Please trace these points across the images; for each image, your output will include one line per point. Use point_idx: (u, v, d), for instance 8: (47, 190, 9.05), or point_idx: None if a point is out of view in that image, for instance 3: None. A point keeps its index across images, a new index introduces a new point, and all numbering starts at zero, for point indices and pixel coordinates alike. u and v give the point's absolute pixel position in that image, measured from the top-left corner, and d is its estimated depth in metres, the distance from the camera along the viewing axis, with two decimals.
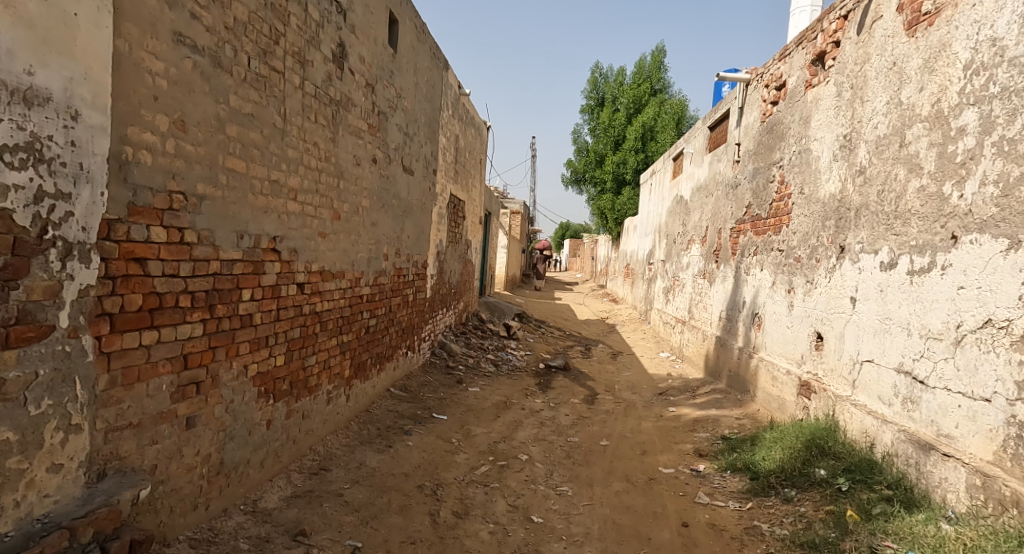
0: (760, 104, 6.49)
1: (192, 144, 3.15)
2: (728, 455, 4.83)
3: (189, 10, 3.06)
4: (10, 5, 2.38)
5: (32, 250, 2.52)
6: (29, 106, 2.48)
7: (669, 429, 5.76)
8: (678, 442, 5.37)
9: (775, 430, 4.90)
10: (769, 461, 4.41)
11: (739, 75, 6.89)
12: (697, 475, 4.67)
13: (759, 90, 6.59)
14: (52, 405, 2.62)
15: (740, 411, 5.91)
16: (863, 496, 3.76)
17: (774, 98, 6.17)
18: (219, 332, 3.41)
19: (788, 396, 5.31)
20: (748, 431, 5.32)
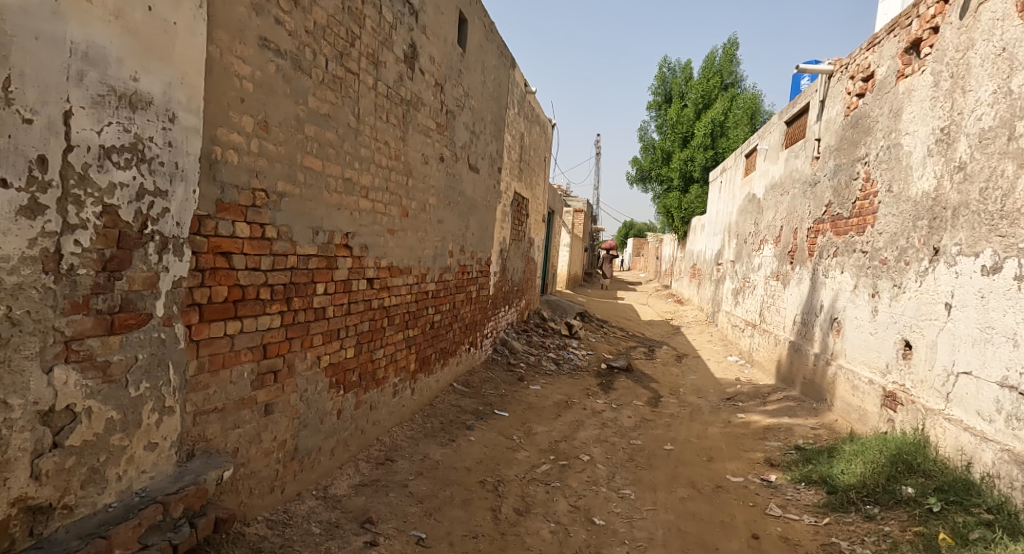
0: (844, 97, 6.26)
1: (274, 144, 3.32)
2: (802, 467, 4.69)
3: (274, 15, 3.23)
4: (119, 15, 2.56)
5: (133, 243, 2.69)
6: (134, 109, 2.65)
7: (737, 435, 5.63)
8: (747, 450, 5.24)
9: (855, 443, 4.72)
10: (848, 475, 4.27)
11: (821, 66, 6.64)
12: (768, 485, 4.55)
13: (843, 83, 6.34)
14: (149, 387, 2.80)
15: (816, 420, 5.70)
16: (957, 518, 3.61)
17: (859, 90, 5.93)
18: (296, 323, 3.58)
19: (870, 407, 5.11)
20: (823, 442, 5.15)
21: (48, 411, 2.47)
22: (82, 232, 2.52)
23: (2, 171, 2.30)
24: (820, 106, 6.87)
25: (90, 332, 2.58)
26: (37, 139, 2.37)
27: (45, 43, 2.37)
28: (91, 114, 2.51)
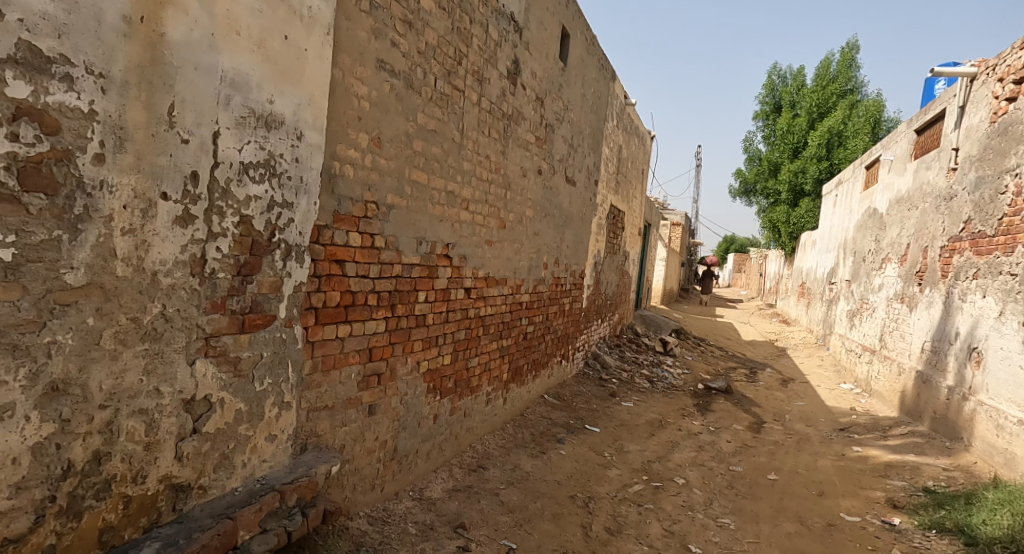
0: (990, 101, 5.83)
1: (386, 158, 3.47)
2: (933, 512, 4.38)
3: (390, 38, 3.40)
4: (261, 45, 2.62)
5: (263, 249, 2.73)
6: (268, 128, 2.71)
7: (853, 471, 5.32)
8: (866, 488, 4.95)
9: (999, 490, 4.34)
10: (992, 527, 3.94)
11: (962, 68, 6.23)
12: (891, 528, 4.29)
13: (989, 86, 5.90)
14: (271, 383, 2.86)
15: (949, 461, 5.31)
16: None
17: (1010, 93, 5.50)
18: (399, 329, 3.74)
19: (1018, 450, 4.69)
20: (958, 486, 4.77)
21: (191, 399, 2.49)
22: (223, 240, 2.55)
23: (163, 186, 2.31)
24: (959, 112, 6.43)
25: (225, 330, 2.60)
26: (193, 157, 2.39)
27: (203, 71, 2.39)
28: (235, 133, 2.56)
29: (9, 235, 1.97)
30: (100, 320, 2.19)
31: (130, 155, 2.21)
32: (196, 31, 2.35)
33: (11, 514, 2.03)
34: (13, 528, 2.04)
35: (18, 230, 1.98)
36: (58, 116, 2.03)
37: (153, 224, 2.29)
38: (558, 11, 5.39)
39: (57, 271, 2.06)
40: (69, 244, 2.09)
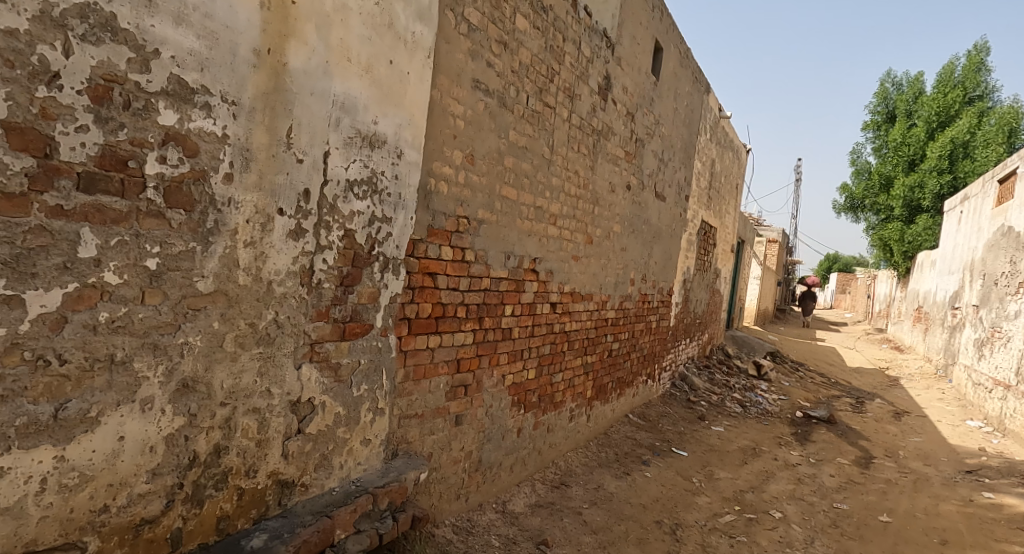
0: None
1: (478, 175, 3.57)
2: None
3: (486, 59, 3.51)
4: (368, 70, 2.77)
5: (364, 262, 2.86)
6: (372, 147, 2.84)
7: (982, 519, 4.89)
8: (1000, 540, 4.54)
9: None
10: None
11: None
12: None
13: None
14: (366, 389, 2.98)
15: None
16: None
17: None
18: (485, 342, 3.81)
19: None
20: None
21: (297, 401, 2.64)
22: (328, 252, 2.69)
23: (279, 202, 2.45)
24: None
25: (328, 337, 2.75)
26: (305, 176, 2.54)
27: (317, 96, 2.54)
28: (343, 152, 2.70)
29: (155, 246, 2.08)
30: (224, 324, 2.32)
31: (254, 175, 2.35)
32: (312, 60, 2.50)
33: (147, 497, 2.16)
34: (149, 510, 2.16)
35: (162, 242, 2.10)
36: (198, 140, 2.16)
37: (271, 237, 2.43)
38: (650, 26, 5.39)
39: (190, 280, 2.18)
40: (202, 254, 2.21)
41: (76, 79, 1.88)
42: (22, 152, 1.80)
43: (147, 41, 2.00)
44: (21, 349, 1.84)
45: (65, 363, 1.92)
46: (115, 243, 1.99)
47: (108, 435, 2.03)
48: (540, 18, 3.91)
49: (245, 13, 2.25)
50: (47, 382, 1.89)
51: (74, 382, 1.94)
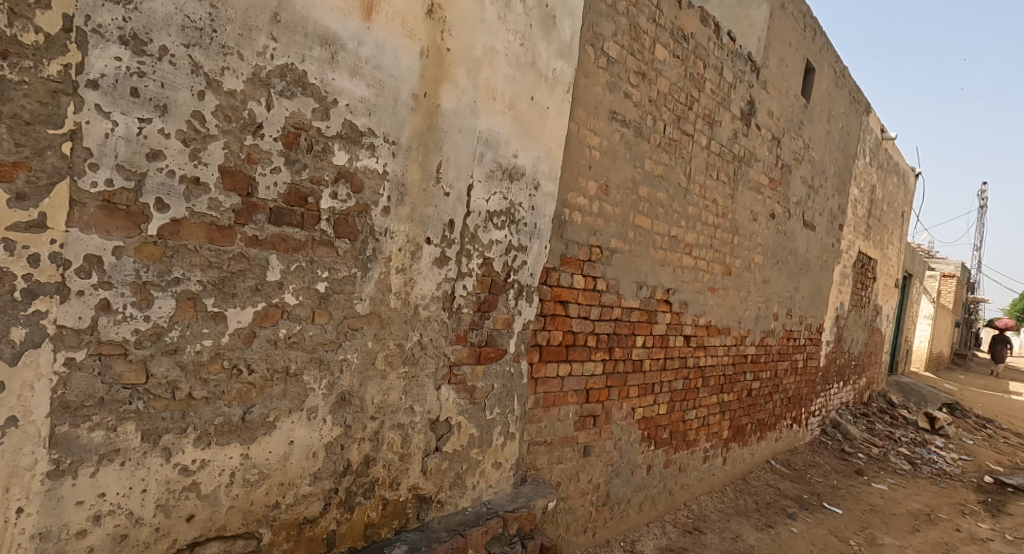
0: None
1: (612, 205, 3.60)
2: None
3: (624, 90, 3.56)
4: (512, 106, 2.92)
5: (500, 288, 2.99)
6: (511, 180, 2.97)
7: None
8: None
9: None
10: None
11: None
12: None
13: None
14: (499, 413, 3.07)
15: None
16: None
17: None
18: (616, 373, 3.78)
19: None
20: None
21: (435, 419, 2.79)
22: (468, 279, 2.84)
23: (427, 232, 2.64)
24: None
25: (465, 360, 2.88)
26: (451, 207, 2.72)
27: (464, 133, 2.72)
28: (484, 185, 2.85)
29: (324, 271, 2.31)
30: (377, 344, 2.52)
31: (407, 207, 2.55)
32: (462, 100, 2.69)
33: (309, 498, 2.37)
34: (310, 510, 2.38)
35: (330, 267, 2.33)
36: (363, 177, 2.39)
37: (418, 264, 2.62)
38: (800, 47, 5.19)
39: (351, 302, 2.40)
40: (361, 279, 2.43)
41: (273, 128, 2.13)
42: (231, 192, 2.06)
43: (328, 93, 2.25)
44: (223, 357, 2.08)
45: (252, 372, 2.16)
46: (295, 268, 2.23)
47: (280, 439, 2.26)
48: (680, 46, 3.91)
49: (406, 61, 2.47)
50: (238, 388, 2.13)
51: (258, 389, 2.18)
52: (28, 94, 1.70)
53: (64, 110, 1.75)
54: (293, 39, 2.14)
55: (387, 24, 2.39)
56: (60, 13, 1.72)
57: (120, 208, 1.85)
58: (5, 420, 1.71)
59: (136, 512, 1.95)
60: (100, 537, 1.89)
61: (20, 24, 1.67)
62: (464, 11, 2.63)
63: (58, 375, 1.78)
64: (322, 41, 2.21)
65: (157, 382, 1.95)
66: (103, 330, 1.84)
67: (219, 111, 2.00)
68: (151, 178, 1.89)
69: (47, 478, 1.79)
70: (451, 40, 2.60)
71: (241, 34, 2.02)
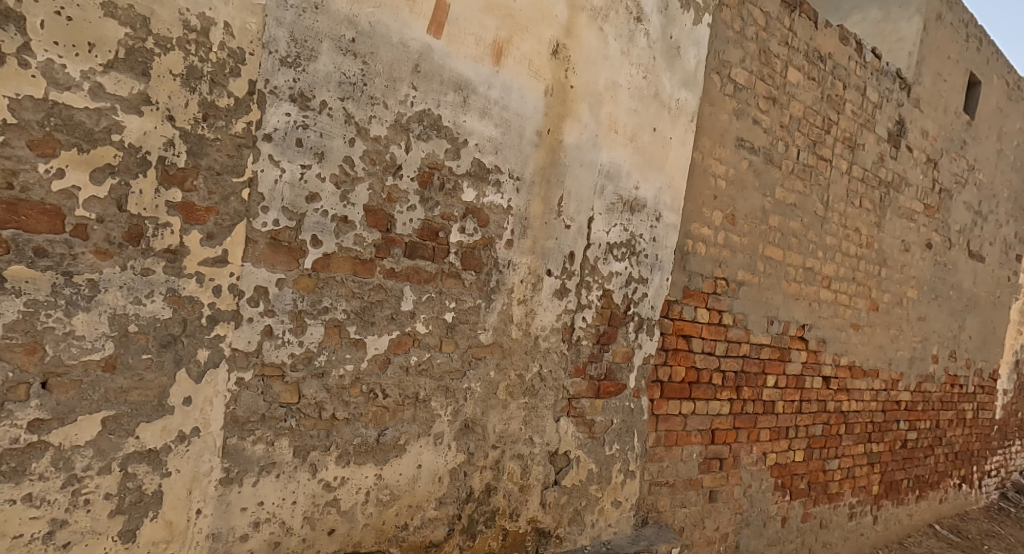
0: None
1: (738, 235, 3.48)
2: None
3: (752, 116, 3.46)
4: (634, 139, 2.92)
5: (619, 320, 2.97)
6: (632, 212, 2.96)
7: None
8: None
9: None
10: None
11: None
12: None
13: None
14: (618, 449, 3.02)
15: None
16: None
17: None
18: (744, 414, 3.60)
19: None
20: None
21: (554, 452, 2.79)
22: (588, 311, 2.85)
23: (548, 264, 2.68)
24: None
25: (584, 393, 2.87)
26: (572, 240, 2.75)
27: (586, 167, 2.76)
28: (605, 218, 2.86)
29: (452, 301, 2.42)
30: (499, 374, 2.58)
31: (529, 240, 2.62)
32: (584, 135, 2.74)
33: (435, 522, 2.45)
34: (435, 534, 2.45)
35: (457, 298, 2.43)
36: (489, 213, 2.49)
37: (539, 296, 2.67)
38: (960, 59, 4.80)
39: (475, 331, 2.49)
40: (485, 309, 2.51)
41: (411, 169, 2.28)
42: (373, 228, 2.22)
43: (460, 134, 2.38)
44: (362, 382, 2.23)
45: (387, 396, 2.29)
46: (426, 299, 2.35)
47: (410, 462, 2.36)
48: (816, 67, 3.75)
49: (532, 100, 2.57)
50: (374, 411, 2.26)
51: (391, 413, 2.30)
52: (220, 149, 1.93)
53: (245, 162, 1.97)
54: (430, 87, 2.30)
55: (516, 66, 2.50)
56: (246, 79, 1.95)
57: (283, 245, 2.05)
58: (190, 429, 1.92)
59: (288, 522, 2.11)
60: (258, 543, 2.06)
61: (217, 90, 1.91)
62: (588, 49, 2.70)
63: (230, 392, 1.98)
64: (456, 86, 2.36)
65: (307, 402, 2.12)
66: (267, 353, 2.04)
67: (366, 155, 2.18)
68: (309, 217, 2.09)
69: (220, 485, 1.98)
70: (575, 78, 2.68)
71: (386, 85, 2.20)
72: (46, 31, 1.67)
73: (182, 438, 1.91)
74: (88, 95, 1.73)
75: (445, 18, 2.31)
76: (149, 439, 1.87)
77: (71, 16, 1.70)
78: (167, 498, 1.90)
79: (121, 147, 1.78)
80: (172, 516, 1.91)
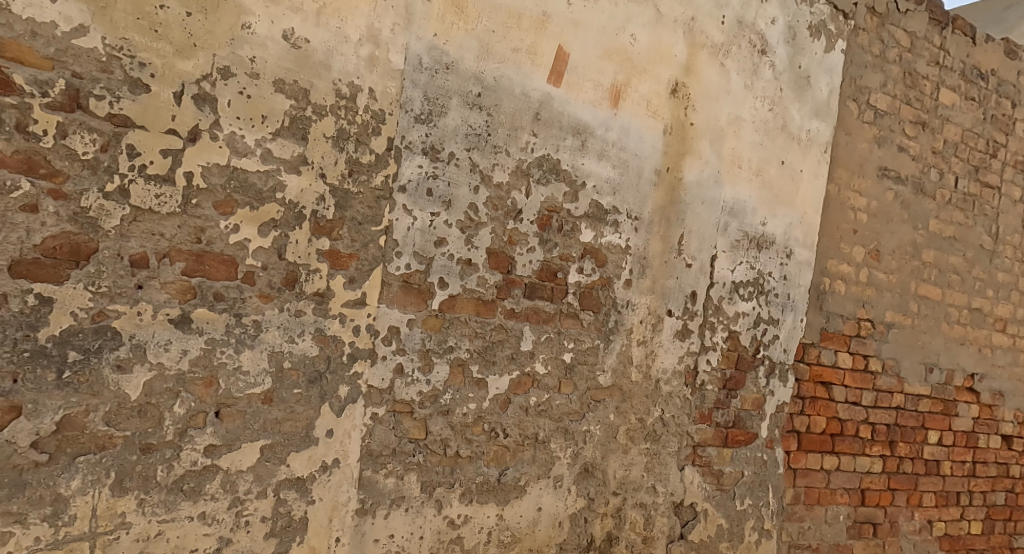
0: None
1: (884, 272, 3.15)
2: None
3: (897, 143, 3.18)
4: (760, 173, 2.79)
5: (748, 365, 2.78)
6: (760, 248, 2.80)
7: None
8: None
9: None
10: None
11: None
12: None
13: None
14: (750, 504, 2.78)
15: None
16: None
17: None
18: (901, 474, 3.18)
19: None
20: None
21: (679, 503, 2.64)
22: (712, 353, 2.70)
23: (669, 303, 2.60)
24: None
25: (710, 441, 2.70)
26: (693, 279, 2.65)
27: (707, 204, 2.67)
28: (729, 255, 2.73)
29: (570, 342, 2.41)
30: (618, 417, 2.51)
31: (649, 279, 2.56)
32: (705, 171, 2.66)
33: None
34: None
35: (575, 339, 2.42)
36: (607, 253, 2.48)
37: (659, 337, 2.59)
38: None
39: (594, 373, 2.46)
40: (603, 350, 2.48)
41: (531, 213, 2.34)
42: (495, 270, 2.29)
43: (578, 177, 2.41)
44: (484, 421, 2.27)
45: (507, 436, 2.31)
46: (545, 339, 2.37)
47: (530, 504, 2.35)
48: (975, 86, 3.39)
49: (650, 140, 2.55)
50: (496, 450, 2.29)
51: (512, 452, 2.31)
52: (362, 202, 2.10)
53: (383, 212, 2.12)
54: (550, 132, 2.36)
55: (634, 108, 2.51)
56: (387, 137, 2.12)
57: (414, 287, 2.17)
58: (332, 459, 2.05)
59: None
60: None
61: (361, 149, 2.10)
62: (708, 85, 2.65)
63: (366, 426, 2.10)
64: (575, 131, 2.40)
65: (434, 439, 2.19)
66: (399, 391, 2.14)
67: (489, 201, 2.27)
68: (437, 261, 2.20)
69: (356, 515, 2.09)
70: (695, 115, 2.63)
71: (509, 134, 2.30)
72: (232, 109, 1.93)
73: (325, 468, 2.05)
74: (260, 160, 1.97)
75: (565, 67, 2.38)
76: (298, 467, 2.01)
77: (251, 95, 1.95)
78: (312, 525, 2.03)
79: (284, 204, 2.00)
80: (317, 543, 2.04)
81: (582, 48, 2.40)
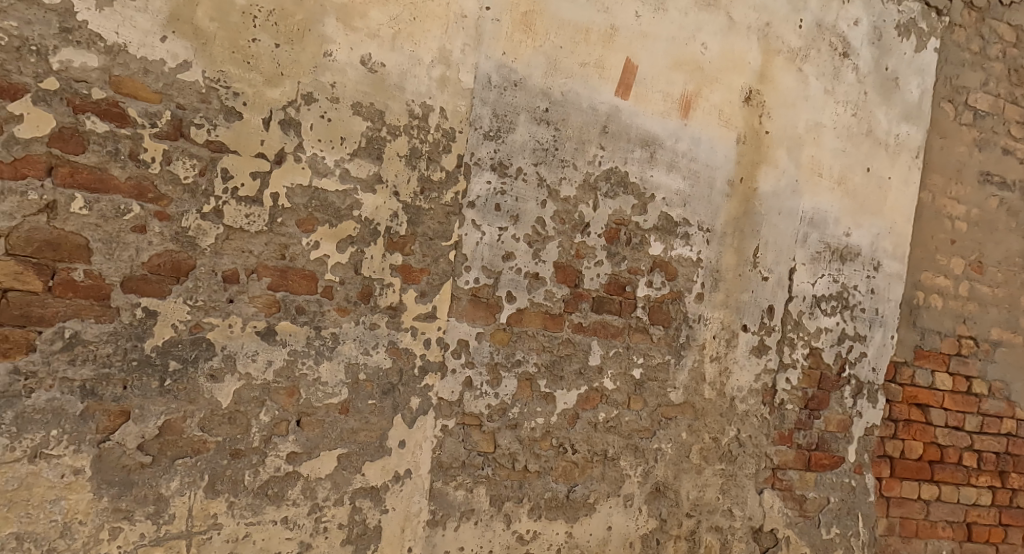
0: None
1: (988, 285, 2.89)
2: None
3: (1001, 145, 2.93)
4: (843, 182, 2.64)
5: (832, 384, 2.62)
6: (844, 261, 2.64)
7: None
8: None
9: None
10: None
11: None
12: None
13: None
14: (838, 533, 2.60)
15: None
16: None
17: None
18: (1014, 508, 2.87)
19: None
20: None
21: (759, 529, 2.50)
22: (793, 371, 2.57)
23: (744, 318, 2.49)
24: None
25: (791, 464, 2.55)
26: (770, 293, 2.53)
27: (785, 215, 2.55)
28: (809, 268, 2.59)
29: (640, 357, 2.36)
30: (692, 436, 2.42)
31: (722, 293, 2.47)
32: (782, 181, 2.55)
33: None
34: None
35: (645, 354, 2.37)
36: (678, 266, 2.41)
37: (735, 353, 2.48)
38: None
39: (665, 390, 2.39)
40: (675, 366, 2.40)
41: (599, 226, 2.32)
42: (562, 284, 2.28)
43: (647, 189, 2.37)
44: (552, 436, 2.25)
45: (576, 452, 2.27)
46: (614, 354, 2.33)
47: (600, 523, 2.30)
48: None
49: (723, 149, 2.47)
50: (564, 466, 2.26)
51: (581, 469, 2.28)
52: (432, 218, 2.15)
53: (453, 227, 2.17)
54: (618, 145, 2.34)
55: (705, 118, 2.45)
56: (456, 154, 2.18)
57: (483, 301, 2.19)
58: (404, 470, 2.10)
59: None
60: None
61: (432, 167, 2.15)
62: (784, 92, 2.55)
63: (436, 438, 2.13)
64: (644, 142, 2.37)
65: (502, 453, 2.19)
66: (467, 403, 2.16)
67: (556, 215, 2.28)
68: (505, 275, 2.22)
69: (427, 526, 2.12)
70: (770, 123, 2.53)
71: (577, 148, 2.30)
72: (314, 132, 2.04)
73: (398, 478, 2.09)
74: (339, 179, 2.07)
75: (633, 79, 2.36)
76: (372, 476, 2.07)
77: (331, 118, 2.06)
78: (385, 533, 2.07)
79: (360, 221, 2.08)
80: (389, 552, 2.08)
81: (650, 59, 2.37)
